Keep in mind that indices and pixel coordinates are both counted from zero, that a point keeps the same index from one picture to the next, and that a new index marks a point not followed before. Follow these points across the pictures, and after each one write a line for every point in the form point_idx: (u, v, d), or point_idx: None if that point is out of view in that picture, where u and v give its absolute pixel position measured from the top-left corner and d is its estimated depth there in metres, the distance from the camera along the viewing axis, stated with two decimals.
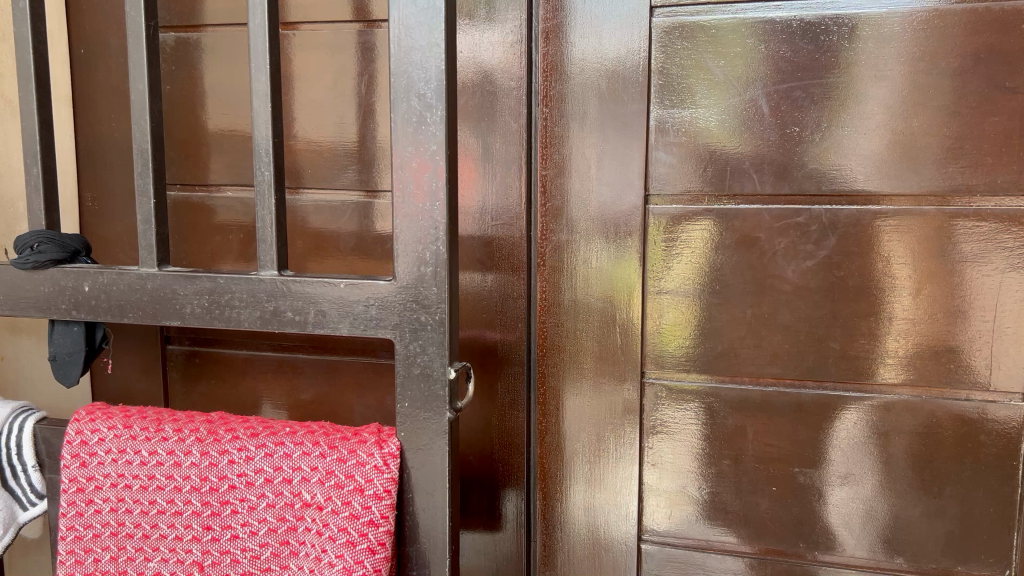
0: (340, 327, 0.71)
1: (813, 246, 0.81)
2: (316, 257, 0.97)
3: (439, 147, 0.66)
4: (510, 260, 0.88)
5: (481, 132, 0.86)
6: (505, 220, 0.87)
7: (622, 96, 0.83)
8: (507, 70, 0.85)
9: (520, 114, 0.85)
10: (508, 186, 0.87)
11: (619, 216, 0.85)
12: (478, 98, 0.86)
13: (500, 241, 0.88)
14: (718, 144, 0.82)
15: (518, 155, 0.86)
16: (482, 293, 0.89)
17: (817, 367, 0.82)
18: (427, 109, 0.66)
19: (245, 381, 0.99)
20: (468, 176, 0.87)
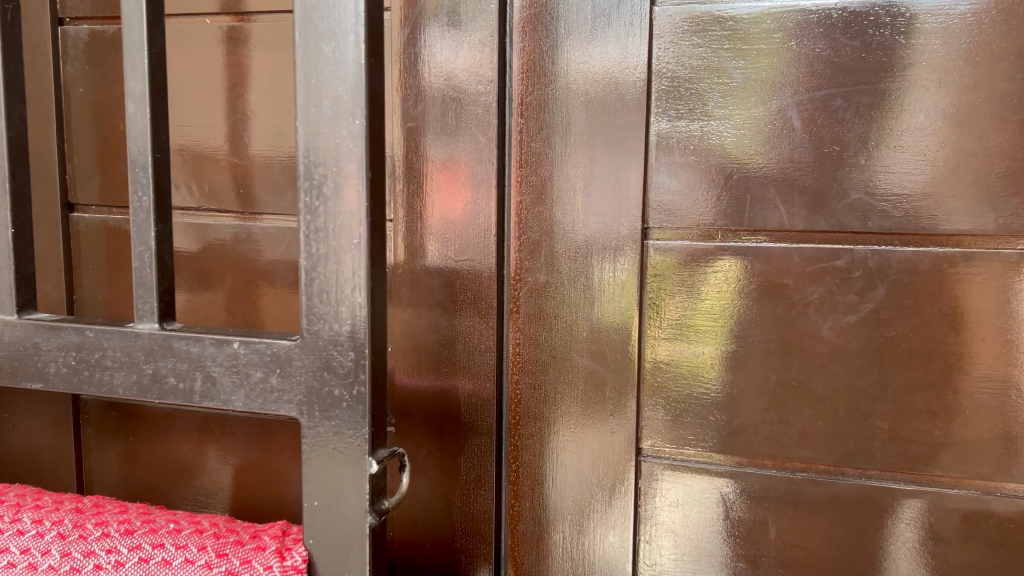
0: (232, 400, 0.54)
1: (856, 297, 0.63)
2: (257, 294, 0.82)
3: (358, 169, 0.50)
4: (477, 304, 0.71)
5: (445, 149, 0.70)
6: (472, 252, 0.71)
7: (618, 106, 0.66)
8: (477, 73, 0.69)
9: (491, 128, 0.69)
10: (472, 216, 0.70)
11: (609, 253, 0.68)
12: (439, 108, 0.70)
13: (465, 276, 0.71)
14: (739, 166, 0.65)
15: (488, 178, 0.69)
16: (443, 343, 0.73)
17: (859, 452, 0.64)
18: (342, 117, 0.50)
19: (167, 440, 0.84)
20: (428, 201, 0.71)
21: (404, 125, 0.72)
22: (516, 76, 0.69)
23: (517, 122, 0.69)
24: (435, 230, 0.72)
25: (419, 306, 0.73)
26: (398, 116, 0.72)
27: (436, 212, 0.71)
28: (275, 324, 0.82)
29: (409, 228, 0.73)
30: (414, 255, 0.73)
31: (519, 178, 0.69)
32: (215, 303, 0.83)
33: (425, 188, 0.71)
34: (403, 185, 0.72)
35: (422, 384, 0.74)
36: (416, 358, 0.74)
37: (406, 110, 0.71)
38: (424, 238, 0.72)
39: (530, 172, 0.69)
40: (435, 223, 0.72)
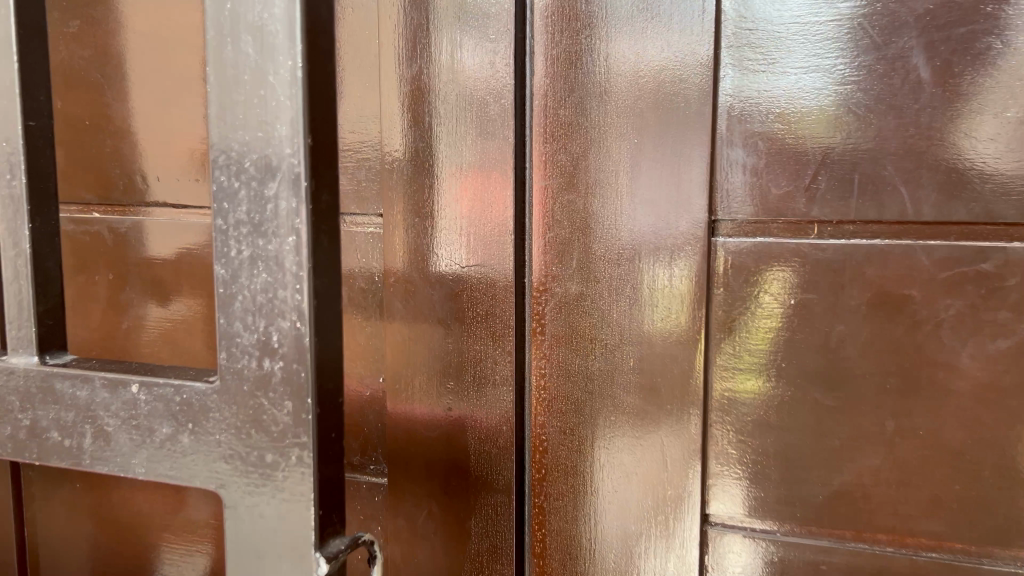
0: (132, 464, 0.39)
1: (1009, 315, 0.45)
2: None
3: (290, 135, 0.34)
4: (489, 324, 0.55)
5: (453, 121, 0.55)
6: (483, 255, 0.55)
7: (674, 59, 0.49)
8: (491, 21, 0.53)
9: (506, 93, 0.53)
10: (482, 208, 0.54)
11: (665, 257, 0.51)
12: (444, 68, 0.55)
13: (475, 285, 0.55)
14: (826, 133, 0.47)
15: (506, 158, 0.53)
16: (449, 374, 0.56)
17: (1012, 529, 0.46)
18: (268, 61, 0.34)
19: (120, 489, 0.69)
20: (432, 189, 0.56)
21: (402, 93, 0.56)
22: (537, 24, 0.52)
23: (537, 83, 0.53)
24: (440, 227, 0.56)
25: (417, 324, 0.57)
26: (396, 82, 0.56)
27: (440, 202, 0.56)
28: None
29: (407, 224, 0.57)
30: (413, 262, 0.57)
31: (544, 158, 0.53)
32: (178, 326, 0.65)
33: (429, 173, 0.56)
34: (404, 169, 0.56)
35: (422, 426, 0.58)
36: (414, 391, 0.58)
37: (406, 73, 0.56)
38: (426, 236, 0.56)
39: (558, 149, 0.53)
40: (438, 218, 0.56)
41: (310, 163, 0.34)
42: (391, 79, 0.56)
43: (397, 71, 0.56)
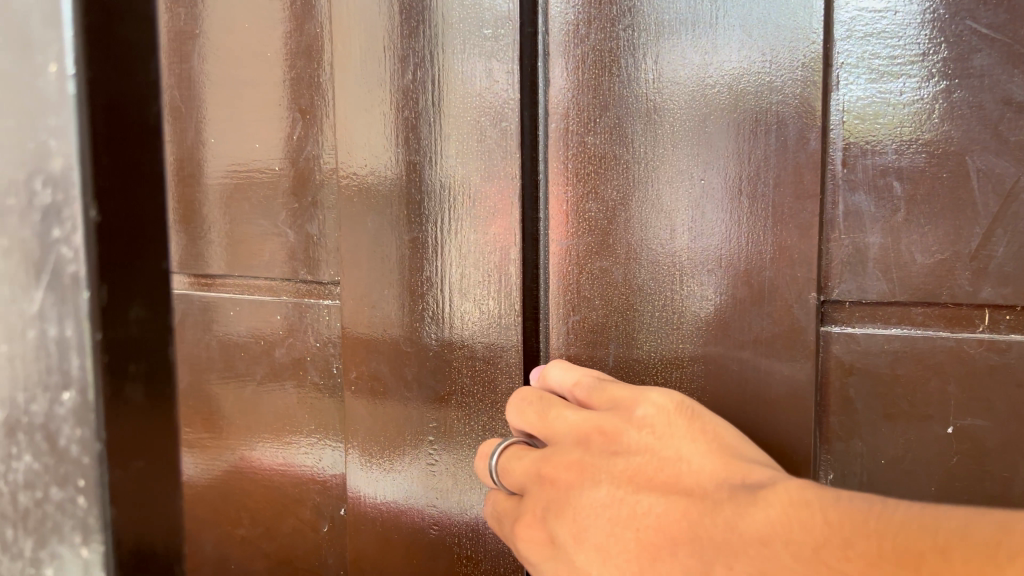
0: None
1: None
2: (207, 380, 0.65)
3: (58, 204, 0.18)
4: (490, 423, 0.47)
5: (446, 156, 0.46)
6: (492, 326, 0.46)
7: (744, 71, 0.38)
8: (491, 40, 0.44)
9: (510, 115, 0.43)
10: (482, 273, 0.46)
11: (735, 345, 0.39)
12: (427, 94, 0.47)
13: (461, 361, 0.48)
14: (903, 137, 0.36)
15: (508, 209, 0.44)
16: (444, 481, 0.50)
17: None
18: (20, 65, 0.18)
19: None
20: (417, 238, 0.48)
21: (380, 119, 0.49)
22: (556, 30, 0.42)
23: (556, 105, 0.43)
24: (421, 306, 0.49)
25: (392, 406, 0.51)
26: (374, 101, 0.49)
27: (434, 265, 0.48)
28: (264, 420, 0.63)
29: (386, 290, 0.50)
30: (389, 334, 0.50)
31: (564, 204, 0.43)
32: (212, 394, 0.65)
33: (417, 227, 0.48)
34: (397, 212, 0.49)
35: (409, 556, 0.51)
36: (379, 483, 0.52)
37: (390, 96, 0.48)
38: (416, 312, 0.49)
39: (585, 195, 0.43)
40: (428, 288, 0.48)
41: (95, 250, 0.18)
42: (371, 101, 0.49)
43: (366, 91, 0.49)
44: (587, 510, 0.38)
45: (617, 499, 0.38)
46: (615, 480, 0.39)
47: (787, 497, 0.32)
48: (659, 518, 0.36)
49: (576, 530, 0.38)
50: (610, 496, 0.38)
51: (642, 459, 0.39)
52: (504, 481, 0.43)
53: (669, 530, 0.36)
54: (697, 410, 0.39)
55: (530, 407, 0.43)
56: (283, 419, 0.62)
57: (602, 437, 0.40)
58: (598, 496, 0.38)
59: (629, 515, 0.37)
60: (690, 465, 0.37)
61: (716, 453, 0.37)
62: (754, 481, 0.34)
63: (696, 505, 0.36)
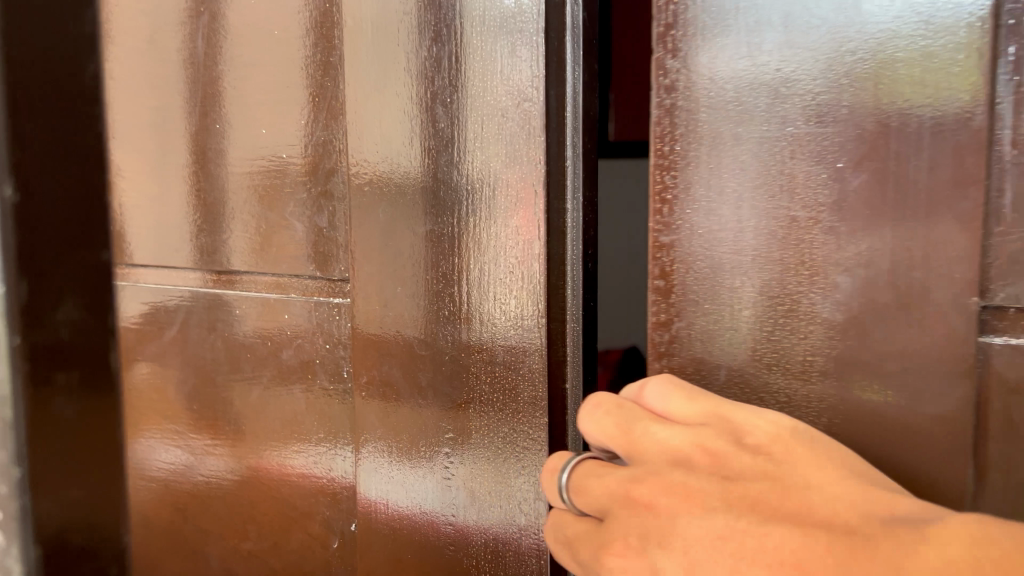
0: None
1: None
2: (221, 383, 0.69)
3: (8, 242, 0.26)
4: (508, 417, 0.54)
5: (471, 147, 0.53)
6: (516, 326, 0.53)
7: (857, 62, 0.40)
8: (508, 28, 0.50)
9: (526, 96, 0.50)
10: (507, 269, 0.53)
11: (852, 349, 0.42)
12: (445, 87, 0.54)
13: (480, 364, 0.55)
14: None
15: (533, 196, 0.51)
16: (465, 488, 0.57)
17: None
18: None
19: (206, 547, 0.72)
20: (433, 224, 0.56)
21: (387, 107, 0.57)
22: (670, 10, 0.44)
23: (669, 82, 0.45)
24: (438, 309, 0.56)
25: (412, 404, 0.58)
26: (387, 82, 0.56)
27: (460, 271, 0.55)
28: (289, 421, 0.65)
29: (411, 296, 0.57)
30: (403, 336, 0.58)
31: (663, 192, 0.46)
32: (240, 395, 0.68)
33: (440, 236, 0.55)
34: (422, 185, 0.56)
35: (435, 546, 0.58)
36: (378, 476, 0.61)
37: (405, 77, 0.56)
38: (434, 311, 0.57)
39: (695, 185, 0.45)
40: (451, 295, 0.56)
41: (16, 242, 0.26)
42: (378, 86, 0.57)
43: (376, 80, 0.57)
44: (695, 538, 0.35)
45: (735, 530, 0.35)
46: (728, 503, 0.36)
47: (970, 534, 0.29)
48: (793, 551, 0.33)
49: (686, 563, 0.35)
50: (726, 527, 0.35)
51: (763, 485, 0.36)
52: (581, 500, 0.41)
53: (802, 559, 0.32)
54: (816, 439, 0.39)
55: (610, 417, 0.42)
56: (291, 424, 0.65)
57: (706, 455, 0.39)
58: (711, 525, 0.35)
59: (755, 548, 0.34)
60: (821, 489, 0.36)
61: (851, 482, 0.36)
62: (911, 515, 0.33)
63: (840, 540, 0.32)
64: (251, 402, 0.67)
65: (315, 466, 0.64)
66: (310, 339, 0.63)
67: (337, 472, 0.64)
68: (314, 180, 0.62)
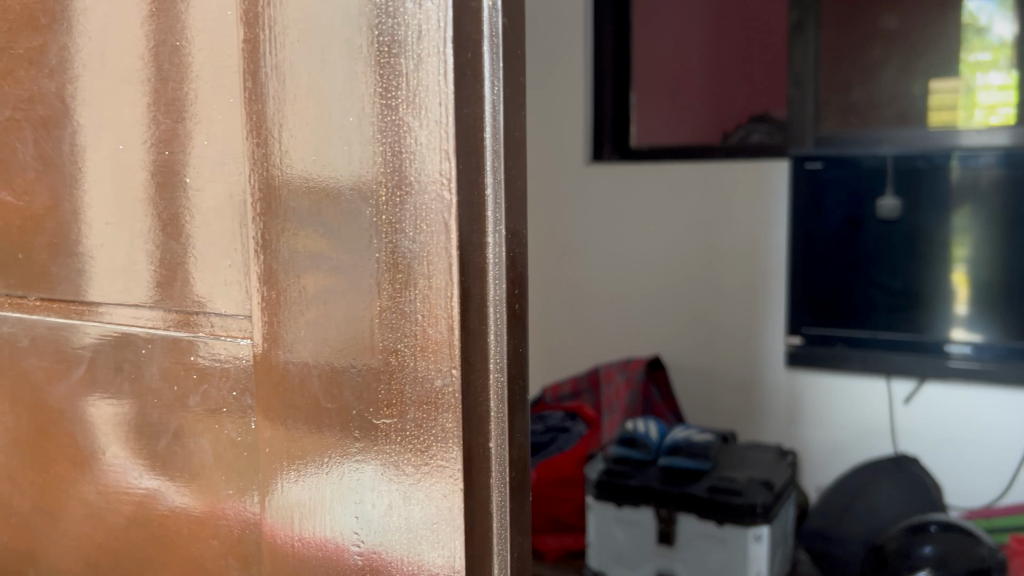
0: None
1: None
2: (126, 423, 0.62)
3: None
4: (418, 471, 0.49)
5: (375, 170, 0.48)
6: (424, 372, 0.48)
7: None
8: (415, 38, 0.46)
9: (433, 115, 0.47)
10: (419, 312, 0.48)
11: None
12: (345, 103, 0.49)
13: (390, 424, 0.50)
14: None
15: (445, 229, 0.47)
16: (374, 537, 0.51)
17: None
18: None
19: None
20: (335, 258, 0.50)
21: (286, 124, 0.51)
22: None
23: None
24: (345, 360, 0.50)
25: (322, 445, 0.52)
26: (284, 97, 0.51)
27: (363, 310, 0.50)
28: (202, 462, 0.59)
29: (309, 343, 0.52)
30: (307, 393, 0.52)
31: None
32: (148, 434, 0.61)
33: (343, 274, 0.50)
34: (324, 211, 0.50)
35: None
36: (291, 523, 0.55)
37: (303, 91, 0.50)
38: (334, 360, 0.51)
39: None
40: (351, 338, 0.50)
41: None
42: (276, 104, 0.51)
43: (275, 94, 0.51)
44: None
45: None
46: None
47: None
48: None
49: None
50: None
51: None
52: None
53: None
54: None
55: None
56: (200, 477, 0.59)
57: None
58: None
59: None
60: None
61: None
62: None
63: None
64: (159, 452, 0.61)
65: (224, 513, 0.58)
66: (219, 379, 0.57)
67: (247, 519, 0.57)
68: (220, 204, 0.56)
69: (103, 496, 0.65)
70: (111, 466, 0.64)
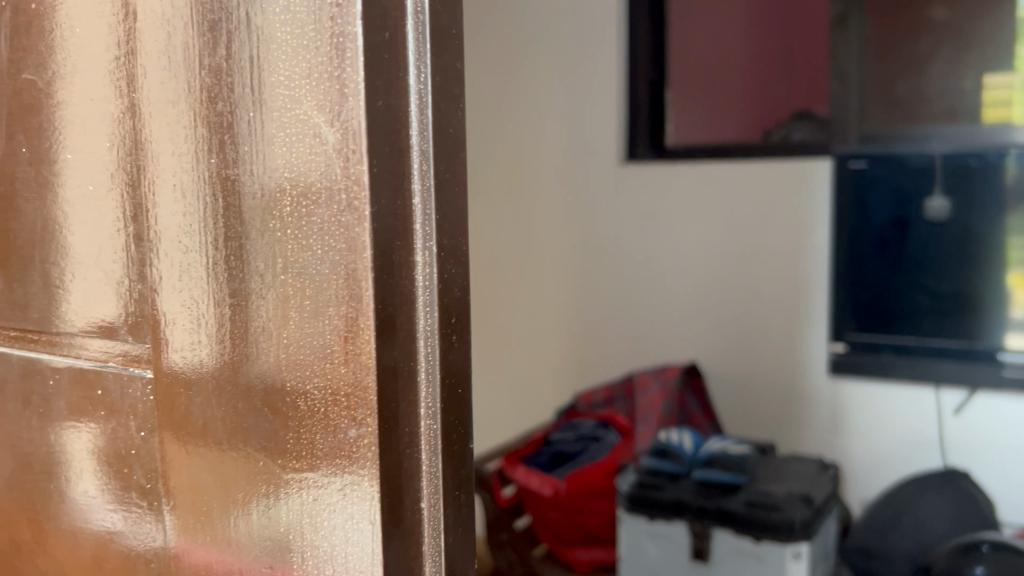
0: None
1: None
2: (39, 463, 0.55)
3: None
4: (333, 538, 0.41)
5: (279, 175, 0.40)
6: (335, 421, 0.40)
7: None
8: (318, 15, 0.38)
9: (340, 109, 0.38)
10: (330, 349, 0.40)
11: None
12: (245, 96, 0.41)
13: (301, 480, 0.42)
14: None
15: (357, 248, 0.39)
16: None
17: None
18: None
19: None
20: (239, 280, 0.42)
21: (184, 123, 0.43)
22: None
23: None
24: (251, 402, 0.43)
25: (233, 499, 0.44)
26: (181, 91, 0.43)
27: (268, 344, 0.42)
28: (113, 510, 0.51)
29: (215, 378, 0.44)
30: (213, 438, 0.44)
31: None
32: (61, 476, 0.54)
33: (246, 300, 0.42)
34: (226, 224, 0.42)
35: None
36: None
37: (200, 84, 0.42)
38: (239, 402, 0.43)
39: None
40: (258, 378, 0.42)
41: None
42: (172, 98, 0.44)
43: (172, 87, 0.44)
44: None
45: None
46: None
47: None
48: None
49: None
50: None
51: None
52: None
53: None
54: None
55: None
56: (111, 526, 0.52)
57: None
58: None
59: None
60: None
61: None
62: None
63: None
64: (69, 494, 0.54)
65: (137, 569, 0.51)
66: (126, 416, 0.50)
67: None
68: (121, 215, 0.48)
69: (18, 542, 0.58)
70: (24, 508, 0.57)
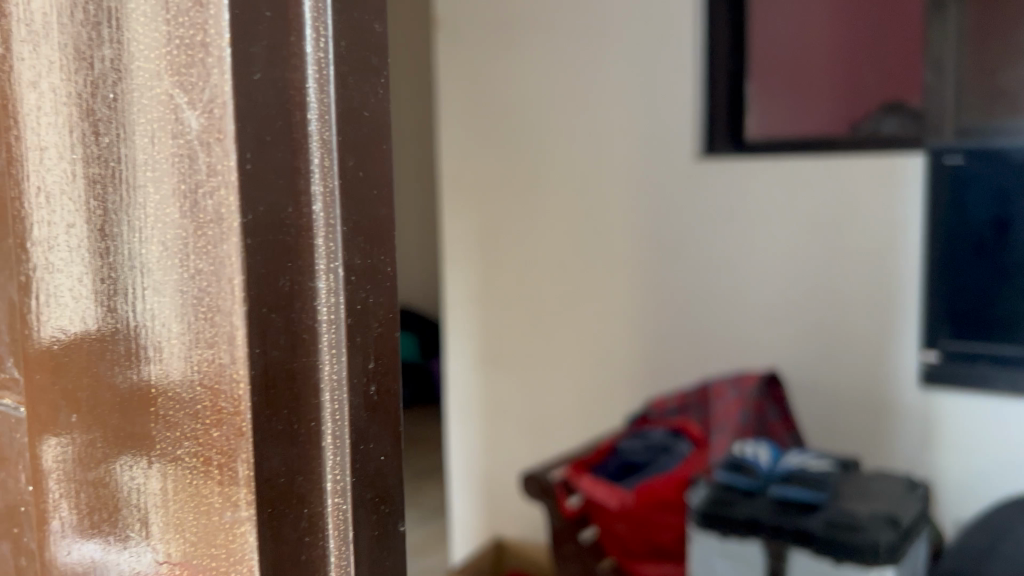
0: None
1: None
2: None
3: None
4: None
5: (149, 193, 0.35)
6: (213, 486, 0.34)
7: None
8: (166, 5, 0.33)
9: (204, 109, 0.32)
10: (200, 405, 0.34)
11: None
12: (120, 103, 0.35)
13: (187, 553, 0.36)
14: None
15: (220, 279, 0.33)
16: None
17: None
18: None
19: None
20: (131, 307, 0.36)
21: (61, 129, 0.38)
22: None
23: None
24: (129, 462, 0.37)
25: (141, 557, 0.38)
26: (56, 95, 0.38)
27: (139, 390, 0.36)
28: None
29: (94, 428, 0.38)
30: (97, 498, 0.39)
31: None
32: None
33: (123, 338, 0.37)
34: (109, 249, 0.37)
35: None
36: None
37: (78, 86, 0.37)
38: (119, 457, 0.37)
39: None
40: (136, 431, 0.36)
41: None
42: (49, 101, 0.38)
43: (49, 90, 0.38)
44: None
45: None
46: None
47: None
48: None
49: None
50: None
51: None
52: None
53: None
54: None
55: None
56: None
57: None
58: None
59: None
60: None
61: None
62: None
63: None
64: None
65: None
66: (14, 460, 0.43)
67: None
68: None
69: None
70: None
